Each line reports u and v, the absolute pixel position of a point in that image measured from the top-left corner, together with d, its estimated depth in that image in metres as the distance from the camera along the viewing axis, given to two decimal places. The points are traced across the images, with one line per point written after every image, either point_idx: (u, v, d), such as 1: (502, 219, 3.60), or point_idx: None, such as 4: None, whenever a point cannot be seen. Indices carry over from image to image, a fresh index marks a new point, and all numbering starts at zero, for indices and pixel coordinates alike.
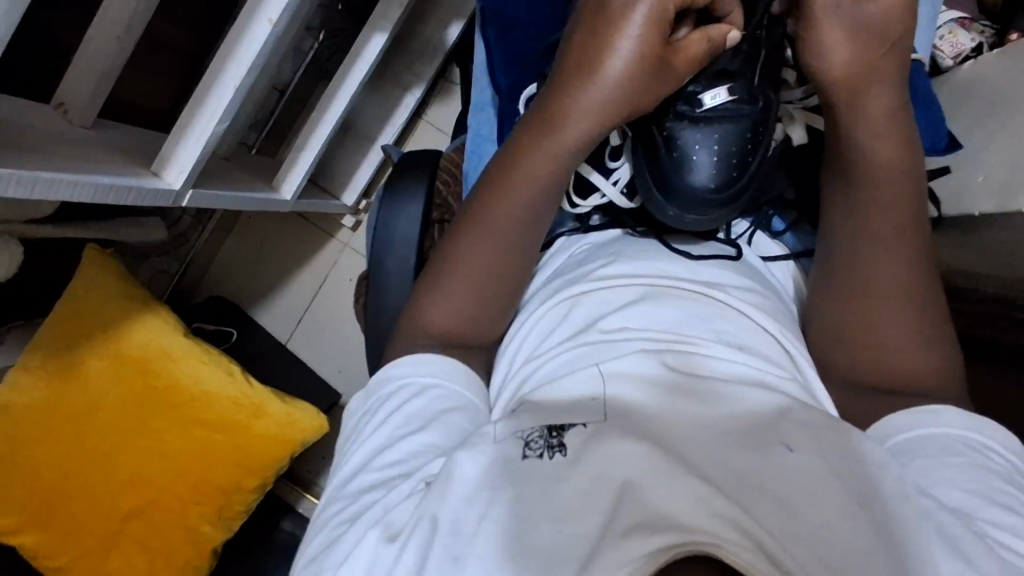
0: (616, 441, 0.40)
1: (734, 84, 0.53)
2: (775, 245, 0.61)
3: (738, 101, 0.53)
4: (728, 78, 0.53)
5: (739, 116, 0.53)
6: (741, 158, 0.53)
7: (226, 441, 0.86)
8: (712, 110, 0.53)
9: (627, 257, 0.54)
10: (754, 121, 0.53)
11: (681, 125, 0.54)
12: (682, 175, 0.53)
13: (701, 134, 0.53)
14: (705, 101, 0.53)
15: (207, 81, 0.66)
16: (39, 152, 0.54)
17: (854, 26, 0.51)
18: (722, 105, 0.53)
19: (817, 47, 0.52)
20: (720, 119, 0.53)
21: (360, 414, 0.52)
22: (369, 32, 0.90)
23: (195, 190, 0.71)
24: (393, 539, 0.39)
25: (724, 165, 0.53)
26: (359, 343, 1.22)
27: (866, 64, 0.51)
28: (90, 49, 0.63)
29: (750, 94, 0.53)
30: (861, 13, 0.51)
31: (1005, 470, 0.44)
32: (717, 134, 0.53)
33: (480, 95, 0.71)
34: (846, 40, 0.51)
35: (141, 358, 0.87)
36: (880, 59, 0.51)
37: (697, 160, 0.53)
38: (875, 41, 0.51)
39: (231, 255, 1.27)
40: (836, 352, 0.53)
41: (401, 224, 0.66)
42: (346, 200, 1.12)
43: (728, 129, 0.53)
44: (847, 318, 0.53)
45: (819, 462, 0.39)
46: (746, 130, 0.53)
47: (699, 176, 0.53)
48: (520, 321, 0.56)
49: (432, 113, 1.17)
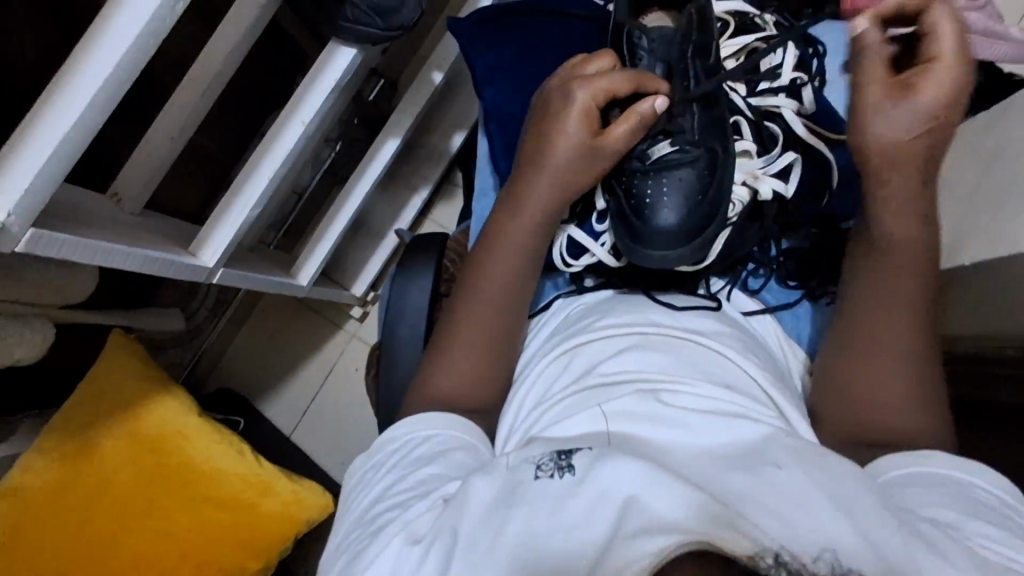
0: (620, 461, 0.42)
1: (676, 138, 0.62)
2: (751, 300, 0.66)
3: (682, 151, 0.62)
4: (669, 135, 0.63)
5: (683, 162, 0.61)
6: (693, 196, 0.60)
7: (232, 521, 0.87)
8: (660, 161, 0.62)
9: (619, 312, 0.60)
10: (698, 165, 0.61)
11: (636, 177, 0.63)
12: (642, 217, 0.61)
13: (653, 182, 0.62)
14: (653, 154, 0.63)
15: (244, 174, 0.76)
16: (98, 227, 0.61)
17: (903, 117, 0.56)
18: (668, 155, 0.62)
19: (871, 118, 0.57)
20: (668, 167, 0.62)
21: (366, 465, 0.54)
22: (382, 138, 1.02)
23: (225, 270, 0.78)
24: (417, 543, 0.43)
25: (677, 203, 0.60)
26: (363, 433, 1.24)
27: (912, 152, 0.57)
28: (146, 148, 0.73)
29: (691, 144, 0.62)
30: (916, 93, 0.56)
31: (994, 506, 0.45)
32: (666, 179, 0.61)
33: (484, 182, 0.79)
34: (899, 125, 0.56)
35: (155, 438, 0.89)
36: (921, 147, 0.57)
37: (652, 202, 0.61)
38: (920, 120, 0.56)
39: (242, 348, 1.31)
40: (826, 401, 0.56)
41: (412, 294, 0.71)
42: (355, 289, 1.19)
43: (676, 174, 0.61)
44: (836, 373, 0.56)
45: (807, 480, 0.42)
46: (693, 172, 0.61)
47: (656, 213, 0.60)
48: (526, 373, 0.61)
49: (436, 212, 1.28)
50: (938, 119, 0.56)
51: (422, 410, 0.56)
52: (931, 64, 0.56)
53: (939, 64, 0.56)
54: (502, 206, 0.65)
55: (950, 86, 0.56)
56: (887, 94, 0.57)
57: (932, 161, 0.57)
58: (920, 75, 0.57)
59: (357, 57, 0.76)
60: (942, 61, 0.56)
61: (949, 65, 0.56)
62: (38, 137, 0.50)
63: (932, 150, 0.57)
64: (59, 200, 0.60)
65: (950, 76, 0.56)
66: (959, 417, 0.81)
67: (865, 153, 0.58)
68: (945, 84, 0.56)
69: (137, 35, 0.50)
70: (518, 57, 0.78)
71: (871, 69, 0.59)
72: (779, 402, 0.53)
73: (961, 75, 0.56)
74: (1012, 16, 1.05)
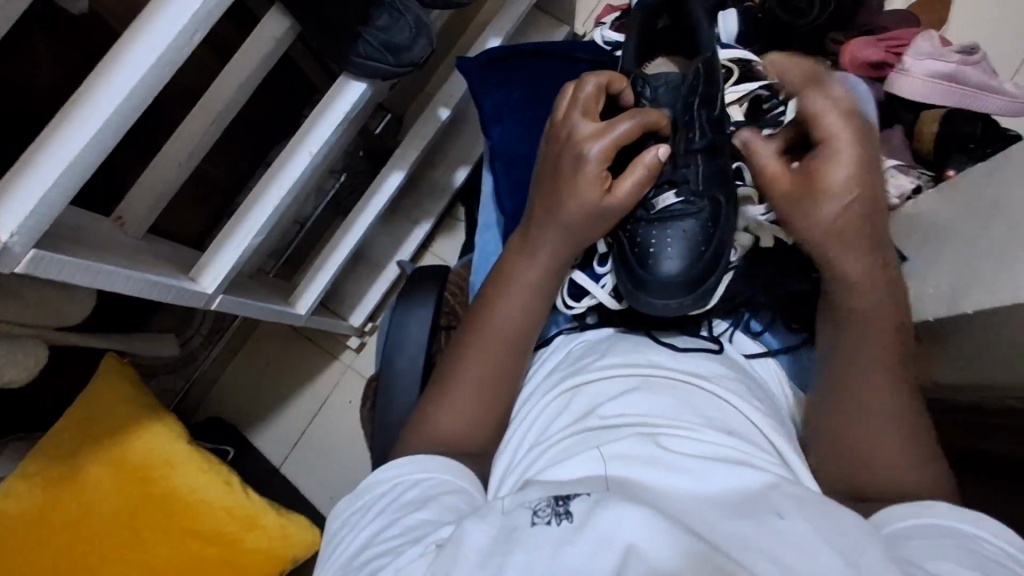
0: (621, 507, 0.40)
1: (679, 188, 0.63)
2: (753, 343, 0.65)
3: (686, 202, 0.62)
4: (674, 185, 0.63)
5: (687, 214, 0.62)
6: (695, 248, 0.61)
7: (216, 556, 0.86)
8: (665, 211, 0.63)
9: (619, 352, 0.59)
10: (702, 217, 0.62)
11: (640, 227, 0.63)
12: (645, 265, 0.61)
13: (657, 232, 0.62)
14: (657, 203, 0.63)
15: (249, 201, 0.76)
16: (99, 249, 0.61)
17: (821, 201, 0.58)
18: (672, 205, 0.63)
19: (793, 213, 0.60)
20: (671, 217, 0.62)
21: (352, 508, 0.51)
22: (387, 171, 1.03)
23: (224, 296, 0.77)
24: None
25: (680, 254, 0.61)
26: (355, 466, 1.22)
27: (843, 229, 0.58)
28: (153, 173, 0.74)
29: (695, 196, 0.63)
30: (825, 189, 0.58)
31: (1002, 562, 0.43)
32: (670, 230, 0.62)
33: (487, 217, 0.80)
34: (814, 209, 0.58)
35: (143, 466, 0.87)
36: (849, 220, 0.58)
37: (656, 252, 0.61)
38: (845, 216, 0.58)
39: (236, 376, 1.30)
40: (830, 452, 0.55)
41: (412, 326, 0.71)
42: (352, 320, 1.18)
43: (680, 226, 0.62)
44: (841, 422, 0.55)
45: (813, 532, 0.40)
46: (696, 225, 0.62)
47: (660, 264, 0.61)
48: (524, 412, 0.59)
49: (437, 245, 1.28)
50: (864, 191, 0.58)
51: (416, 453, 0.55)
52: (824, 141, 0.58)
53: (842, 137, 0.58)
54: (511, 247, 0.65)
55: (852, 179, 0.57)
56: (800, 181, 0.59)
57: (871, 221, 0.58)
58: (819, 157, 0.59)
59: (367, 91, 0.77)
60: (838, 137, 0.58)
61: (845, 142, 0.58)
62: (48, 157, 0.50)
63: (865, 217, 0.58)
64: (61, 220, 0.60)
65: (848, 153, 0.57)
66: (962, 468, 0.80)
67: (807, 232, 0.59)
68: (846, 179, 0.57)
69: (155, 61, 0.51)
70: (525, 97, 0.79)
71: (764, 156, 0.62)
72: (782, 449, 0.52)
73: (862, 151, 0.58)
74: (1004, 71, 1.08)
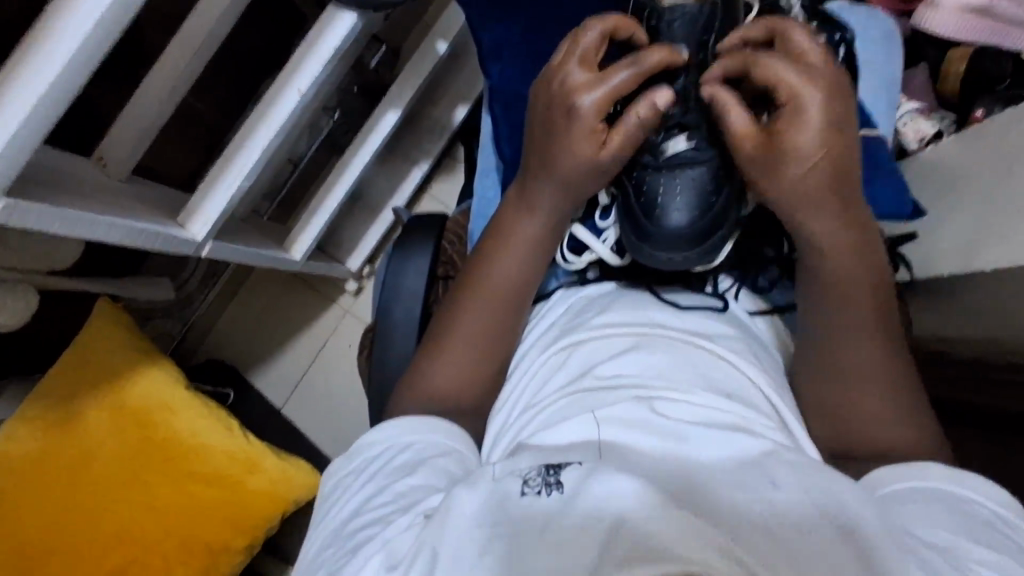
0: (610, 479, 0.40)
1: (692, 132, 0.57)
2: (757, 300, 0.63)
3: (697, 148, 0.57)
4: (687, 129, 0.58)
5: (699, 161, 0.57)
6: (706, 198, 0.56)
7: (217, 497, 0.87)
8: (674, 157, 0.57)
9: (617, 309, 0.58)
10: (714, 165, 0.57)
11: (647, 172, 0.58)
12: (651, 218, 0.57)
13: (666, 179, 0.57)
14: (667, 148, 0.58)
15: (236, 143, 0.72)
16: (75, 194, 0.58)
17: (788, 163, 0.52)
18: (683, 151, 0.57)
19: (762, 176, 0.54)
20: (681, 164, 0.57)
21: (345, 469, 0.52)
22: (383, 108, 0.98)
23: (214, 243, 0.75)
24: (395, 568, 0.41)
25: (690, 204, 0.56)
26: (355, 407, 1.23)
27: (808, 195, 0.52)
28: (132, 111, 0.70)
29: (709, 141, 0.57)
30: (797, 147, 0.51)
31: (993, 524, 0.43)
32: (680, 178, 0.57)
33: (486, 161, 0.76)
34: (786, 173, 0.52)
35: (139, 411, 0.88)
36: (815, 190, 0.52)
37: (664, 202, 0.57)
38: (824, 183, 0.52)
39: (233, 320, 1.28)
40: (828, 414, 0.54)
41: (408, 276, 0.68)
42: (350, 264, 1.16)
43: (690, 174, 0.57)
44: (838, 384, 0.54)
45: (808, 502, 0.40)
46: (708, 173, 0.57)
47: (667, 216, 0.56)
48: (520, 369, 0.59)
49: (436, 187, 1.24)
50: (824, 148, 0.51)
51: (408, 413, 0.54)
52: (787, 103, 0.52)
53: (805, 100, 0.51)
54: (507, 199, 0.62)
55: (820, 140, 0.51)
56: (760, 143, 0.53)
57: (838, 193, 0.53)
58: (782, 121, 0.52)
59: (359, 24, 0.71)
60: (806, 98, 0.51)
61: (809, 102, 0.51)
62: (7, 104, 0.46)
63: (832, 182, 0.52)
64: (35, 165, 0.57)
65: (813, 113, 0.51)
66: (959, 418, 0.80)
67: (772, 197, 0.54)
68: (815, 139, 0.51)
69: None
70: (528, 30, 0.73)
71: (732, 116, 0.54)
72: (782, 410, 0.51)
73: (830, 111, 0.51)
74: None
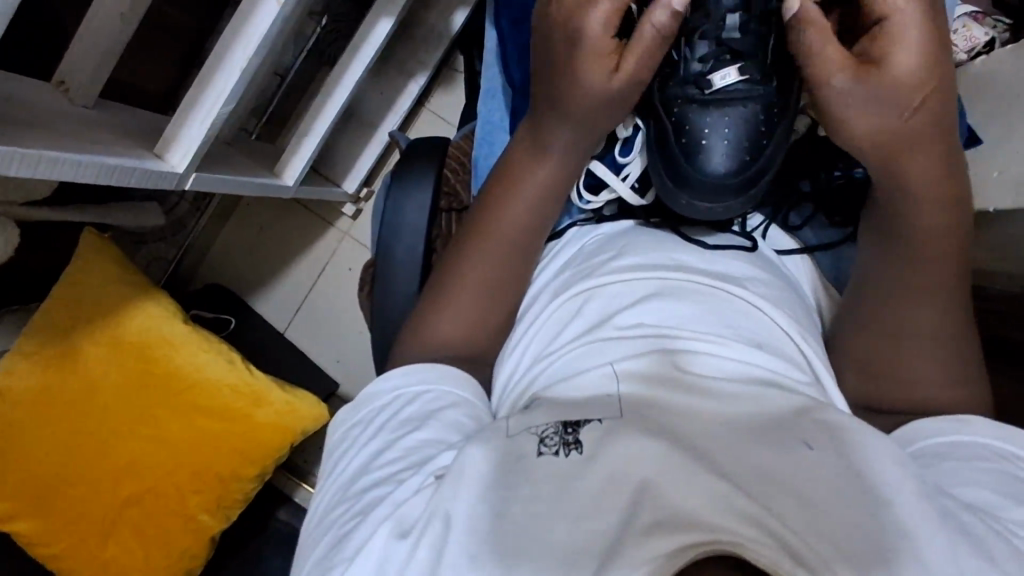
0: (632, 438, 0.39)
1: (744, 64, 0.52)
2: (788, 239, 0.60)
3: (749, 82, 0.52)
4: (738, 59, 0.52)
5: (751, 97, 0.52)
6: (755, 141, 0.52)
7: (226, 429, 0.87)
8: (721, 92, 0.52)
9: (639, 250, 0.54)
10: (767, 102, 0.52)
11: (692, 108, 0.53)
12: (692, 159, 0.52)
13: (712, 117, 0.52)
14: (714, 82, 0.52)
15: (211, 62, 0.64)
16: (27, 130, 0.53)
17: (889, 101, 0.48)
18: (731, 86, 0.52)
19: (859, 115, 0.49)
20: (729, 101, 0.52)
21: (350, 420, 0.49)
22: (375, 16, 0.87)
23: (197, 174, 0.69)
24: (406, 536, 0.38)
25: (738, 146, 0.52)
26: (357, 332, 1.19)
27: (912, 133, 0.49)
28: (91, 28, 0.64)
29: (762, 74, 0.52)
30: (899, 81, 0.48)
31: None
32: (728, 117, 0.52)
33: (491, 81, 0.69)
34: (886, 112, 0.48)
35: (139, 344, 0.88)
36: (917, 128, 0.49)
37: (708, 144, 0.52)
38: (925, 122, 0.49)
39: (228, 245, 1.24)
40: (863, 361, 0.51)
41: (410, 211, 0.63)
42: (346, 187, 1.10)
43: (738, 112, 0.52)
44: (871, 329, 0.51)
45: (841, 464, 0.38)
46: (760, 111, 0.52)
47: (711, 161, 0.52)
48: (532, 311, 0.55)
49: (435, 101, 1.14)
50: (926, 78, 0.48)
51: (410, 361, 0.52)
52: (885, 27, 0.48)
53: (907, 26, 0.48)
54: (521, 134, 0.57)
55: (921, 72, 0.48)
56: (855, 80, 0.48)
57: (937, 133, 0.49)
58: (878, 47, 0.49)
59: None
60: (905, 22, 0.48)
61: (912, 22, 0.48)
62: None
63: (933, 119, 0.49)
64: None
65: (914, 42, 0.48)
66: None
67: (865, 143, 0.50)
68: (915, 70, 0.48)
69: None
70: None
71: (819, 41, 0.48)
72: (811, 360, 0.48)
73: (929, 35, 0.48)
74: None
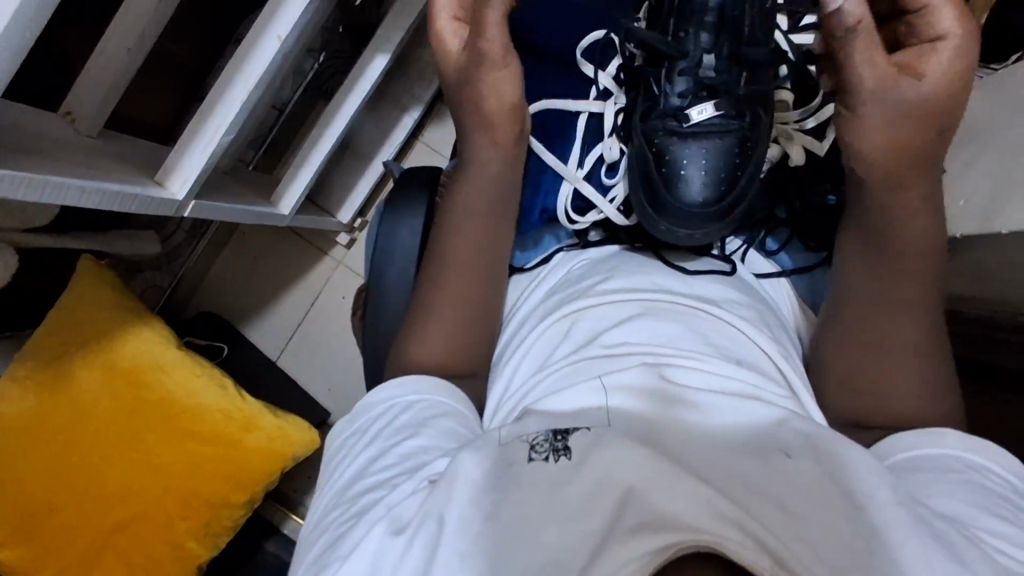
0: (620, 444, 0.40)
1: (720, 100, 0.57)
2: (766, 262, 0.62)
3: (724, 116, 0.57)
4: (714, 95, 0.58)
5: (727, 129, 0.57)
6: (730, 171, 0.56)
7: (216, 454, 0.87)
8: (698, 125, 0.57)
9: (625, 274, 0.56)
10: (741, 136, 0.57)
11: (673, 140, 0.58)
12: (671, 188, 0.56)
13: (691, 150, 0.57)
14: (693, 116, 0.57)
15: (213, 94, 0.67)
16: (36, 156, 0.55)
17: (886, 111, 0.53)
18: (709, 119, 0.57)
19: (855, 131, 0.54)
20: (706, 133, 0.57)
21: (350, 428, 0.51)
22: (371, 53, 0.90)
23: (196, 201, 0.72)
24: (399, 534, 0.39)
25: (713, 177, 0.56)
26: (349, 360, 1.20)
27: (907, 150, 0.53)
28: (99, 63, 0.67)
29: (736, 109, 0.57)
30: (898, 99, 0.52)
31: (1002, 490, 0.43)
32: (704, 147, 0.57)
33: None
34: (878, 125, 0.53)
35: (131, 369, 0.89)
36: (909, 148, 0.53)
37: (687, 173, 0.56)
38: (914, 139, 0.53)
39: (223, 274, 1.25)
40: (840, 397, 0.53)
41: (401, 236, 0.66)
42: (341, 216, 1.13)
43: (713, 143, 0.57)
44: (849, 351, 0.53)
45: (820, 475, 0.39)
46: (734, 144, 0.57)
47: (690, 189, 0.56)
48: (524, 331, 0.56)
49: (429, 133, 1.18)
50: (960, 86, 0.53)
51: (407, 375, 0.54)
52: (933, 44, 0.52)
53: (944, 45, 0.52)
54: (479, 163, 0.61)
55: (945, 89, 0.52)
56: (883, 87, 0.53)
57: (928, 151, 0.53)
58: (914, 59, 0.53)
59: None
60: (942, 43, 0.52)
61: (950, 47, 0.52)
62: None
63: (930, 134, 0.53)
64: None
65: (952, 64, 0.52)
66: None
67: (859, 158, 0.54)
68: (937, 88, 0.52)
69: None
70: None
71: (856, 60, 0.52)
72: (789, 375, 0.50)
73: (957, 56, 0.52)
74: None
